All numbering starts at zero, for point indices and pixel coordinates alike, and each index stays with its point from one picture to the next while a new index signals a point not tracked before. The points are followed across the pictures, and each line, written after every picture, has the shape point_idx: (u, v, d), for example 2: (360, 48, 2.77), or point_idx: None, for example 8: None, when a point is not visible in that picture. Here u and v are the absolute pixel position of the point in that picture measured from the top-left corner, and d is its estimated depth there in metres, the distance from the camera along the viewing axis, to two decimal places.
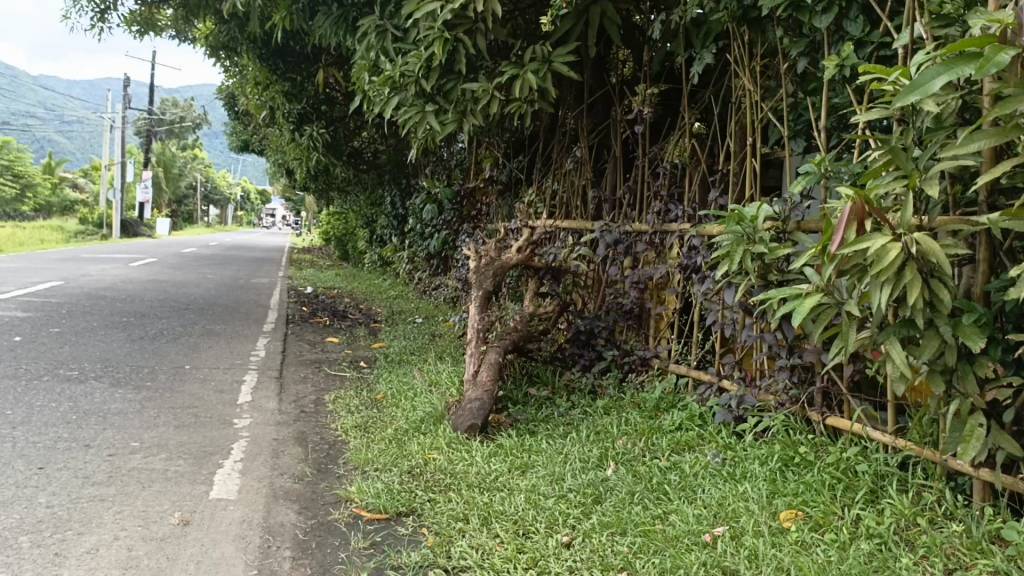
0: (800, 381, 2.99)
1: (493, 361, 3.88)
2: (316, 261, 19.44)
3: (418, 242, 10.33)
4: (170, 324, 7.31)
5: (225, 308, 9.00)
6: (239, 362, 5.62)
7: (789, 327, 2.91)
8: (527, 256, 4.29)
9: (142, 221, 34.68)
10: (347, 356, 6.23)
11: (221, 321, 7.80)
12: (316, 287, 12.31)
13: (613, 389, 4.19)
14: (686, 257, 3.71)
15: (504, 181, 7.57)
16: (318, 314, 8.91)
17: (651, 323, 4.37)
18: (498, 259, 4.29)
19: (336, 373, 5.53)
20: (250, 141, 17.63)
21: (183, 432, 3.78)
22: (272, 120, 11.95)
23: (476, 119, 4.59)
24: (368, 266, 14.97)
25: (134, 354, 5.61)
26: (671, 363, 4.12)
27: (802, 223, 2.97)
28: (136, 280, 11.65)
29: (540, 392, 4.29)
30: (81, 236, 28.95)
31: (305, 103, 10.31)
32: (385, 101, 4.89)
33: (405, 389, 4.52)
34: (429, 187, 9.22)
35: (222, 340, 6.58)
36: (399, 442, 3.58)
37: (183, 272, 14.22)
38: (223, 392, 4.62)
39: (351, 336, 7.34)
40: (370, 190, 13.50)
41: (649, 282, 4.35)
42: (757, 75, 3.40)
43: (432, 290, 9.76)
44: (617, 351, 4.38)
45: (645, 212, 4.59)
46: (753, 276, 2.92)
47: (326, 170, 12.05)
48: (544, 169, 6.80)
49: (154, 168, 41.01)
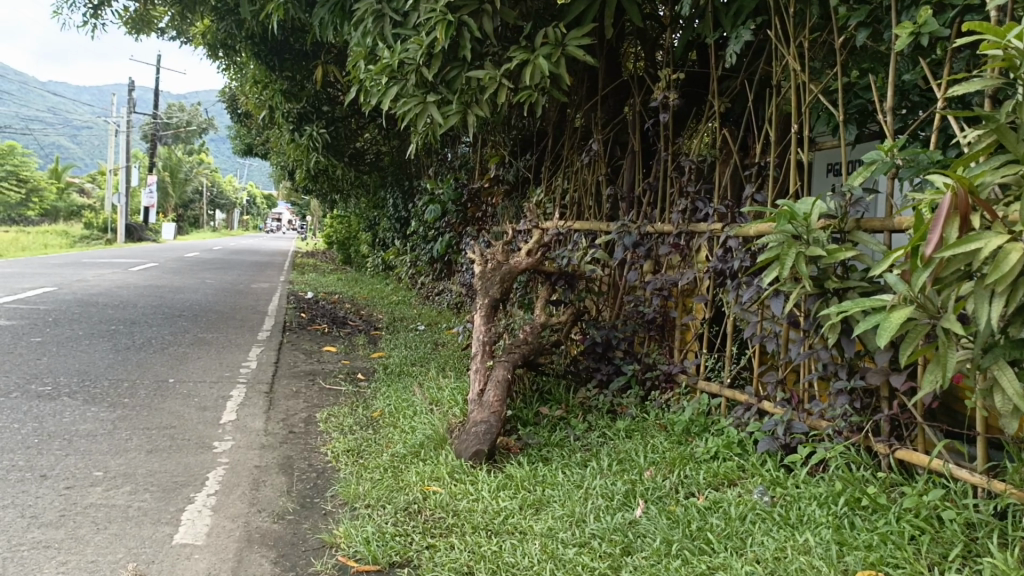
0: (861, 407, 2.59)
1: (501, 378, 3.46)
2: (318, 265, 19.09)
3: (421, 246, 9.93)
4: (160, 332, 6.91)
5: (221, 314, 8.60)
6: (227, 374, 5.22)
7: (851, 344, 2.52)
8: (538, 260, 3.88)
9: (146, 225, 34.42)
10: (344, 367, 5.83)
11: (214, 329, 7.40)
12: (317, 293, 11.94)
13: (635, 408, 3.77)
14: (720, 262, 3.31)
15: (511, 181, 7.19)
16: (317, 321, 8.52)
17: (676, 335, 3.95)
18: (504, 263, 3.89)
19: (331, 386, 5.13)
20: (252, 144, 17.31)
21: (154, 457, 3.37)
22: (271, 120, 11.56)
23: (482, 110, 4.19)
24: (370, 270, 14.60)
25: (114, 365, 5.21)
26: (701, 380, 3.67)
27: (864, 221, 2.57)
28: (132, 285, 11.26)
29: (553, 411, 3.87)
30: (85, 241, 28.63)
31: (305, 102, 9.94)
32: (383, 92, 4.48)
33: (404, 406, 4.12)
34: (432, 187, 8.83)
35: (211, 350, 6.18)
36: (395, 471, 3.17)
37: (182, 276, 13.84)
38: (205, 409, 4.21)
39: (350, 345, 6.94)
40: (372, 192, 13.12)
41: (674, 289, 3.91)
42: (804, 53, 3.01)
43: (435, 295, 9.37)
44: (638, 365, 3.96)
45: (668, 211, 4.17)
46: (807, 282, 2.52)
47: (327, 171, 11.68)
48: (553, 169, 6.43)
49: (159, 172, 40.77)
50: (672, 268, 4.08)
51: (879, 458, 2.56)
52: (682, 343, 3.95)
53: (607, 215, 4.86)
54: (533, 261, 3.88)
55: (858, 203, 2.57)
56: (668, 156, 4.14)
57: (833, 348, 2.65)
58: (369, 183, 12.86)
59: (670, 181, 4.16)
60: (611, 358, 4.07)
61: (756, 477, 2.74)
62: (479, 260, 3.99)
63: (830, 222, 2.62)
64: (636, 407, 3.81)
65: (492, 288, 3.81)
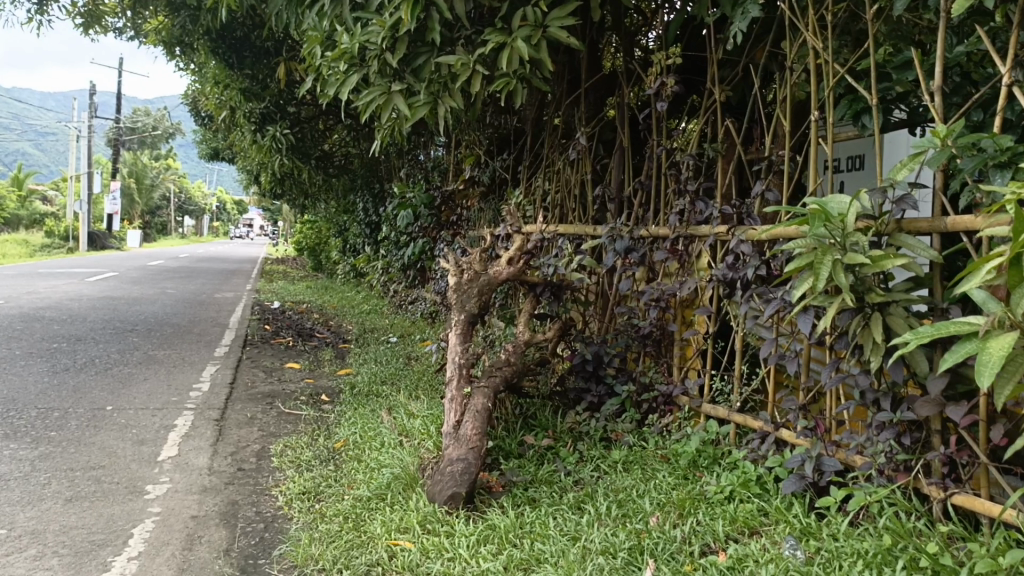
0: (910, 443, 2.23)
1: (483, 407, 3.02)
2: (287, 272, 18.47)
3: (392, 252, 9.45)
4: (106, 349, 6.35)
5: (177, 328, 8.02)
6: (174, 398, 4.69)
7: (897, 369, 2.16)
8: (519, 269, 3.44)
9: (110, 233, 33.41)
10: (307, 387, 5.35)
11: (168, 345, 6.86)
12: (284, 302, 11.39)
13: (632, 436, 3.36)
14: (728, 269, 2.93)
15: (487, 182, 6.76)
16: (282, 334, 7.99)
17: (675, 351, 3.55)
18: (483, 272, 3.44)
19: (290, 410, 4.64)
20: (218, 148, 16.69)
21: (73, 506, 2.87)
22: (233, 121, 11.00)
23: (453, 100, 3.76)
24: (341, 277, 14.06)
25: (45, 390, 4.66)
26: (706, 403, 3.28)
27: (908, 222, 2.20)
28: (85, 297, 10.60)
29: (539, 440, 3.43)
30: (45, 250, 27.59)
31: (268, 102, 9.40)
32: (342, 82, 4.02)
33: (371, 435, 3.66)
34: (403, 191, 8.35)
35: (160, 369, 5.63)
36: (358, 521, 2.72)
37: (142, 286, 13.17)
38: (142, 442, 3.69)
39: (315, 361, 6.45)
40: (341, 196, 12.60)
41: (672, 299, 3.52)
42: (826, 29, 2.62)
43: (408, 303, 8.89)
44: (633, 386, 3.56)
45: (663, 212, 3.77)
46: (847, 295, 2.15)
47: (293, 174, 11.15)
48: (532, 170, 6.03)
49: (123, 179, 39.67)
50: (669, 277, 3.69)
51: (932, 504, 2.21)
52: (680, 361, 3.53)
53: (592, 218, 4.45)
54: (516, 269, 3.45)
55: (902, 201, 2.17)
56: (662, 151, 3.74)
57: (874, 373, 2.28)
58: (337, 187, 12.33)
59: (666, 178, 3.75)
60: (602, 378, 3.67)
61: (783, 525, 2.37)
62: (454, 269, 3.53)
63: (868, 223, 2.26)
64: (632, 437, 3.41)
65: (469, 301, 3.36)
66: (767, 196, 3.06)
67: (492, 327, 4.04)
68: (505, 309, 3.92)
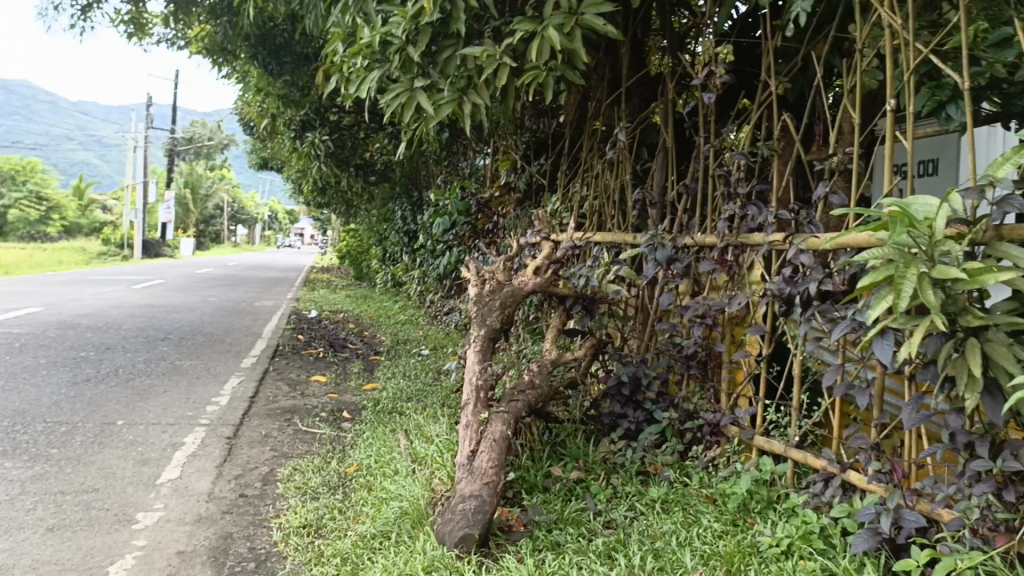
0: (1013, 499, 1.85)
1: (501, 436, 2.68)
2: (330, 281, 18.44)
3: (429, 262, 9.21)
4: (133, 358, 6.22)
5: (209, 337, 7.89)
6: (189, 413, 4.46)
7: (998, 410, 1.78)
8: (547, 282, 3.11)
9: (163, 241, 34.10)
10: (330, 402, 5.09)
11: (197, 354, 6.71)
12: (322, 311, 11.26)
13: (672, 471, 3.01)
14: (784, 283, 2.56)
15: (524, 189, 6.45)
16: (314, 345, 7.78)
17: (723, 375, 3.18)
18: (505, 283, 3.13)
19: (308, 428, 4.36)
20: (264, 157, 16.76)
21: (52, 535, 2.62)
22: (274, 129, 10.92)
23: (480, 97, 3.46)
24: (381, 287, 13.91)
25: (59, 401, 4.48)
26: (758, 435, 2.91)
27: (1010, 227, 1.82)
28: (126, 304, 10.59)
29: (568, 472, 3.09)
30: (101, 257, 28.19)
31: (307, 109, 9.25)
32: (364, 78, 3.75)
33: (385, 459, 3.37)
34: (439, 199, 8.10)
35: (181, 381, 5.44)
36: (359, 565, 2.42)
37: (185, 294, 13.19)
38: (144, 463, 3.45)
39: (343, 374, 6.21)
40: (381, 204, 12.43)
41: (720, 316, 3.15)
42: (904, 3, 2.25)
43: (444, 314, 8.63)
44: (675, 413, 3.21)
45: (711, 220, 3.41)
46: (936, 316, 1.77)
47: (333, 181, 11.01)
48: (571, 176, 5.70)
49: (177, 188, 40.54)
50: (717, 291, 3.32)
51: None
52: (729, 386, 3.15)
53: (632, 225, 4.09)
54: (543, 280, 3.13)
55: (1004, 202, 1.78)
56: (711, 151, 3.36)
57: (966, 412, 1.91)
58: (378, 195, 12.17)
59: (714, 180, 3.37)
60: (641, 403, 3.33)
61: None
62: (474, 279, 3.22)
63: (958, 230, 1.87)
64: (674, 471, 3.05)
65: (490, 314, 3.04)
66: (831, 199, 2.68)
67: (519, 342, 3.71)
68: (534, 324, 3.59)
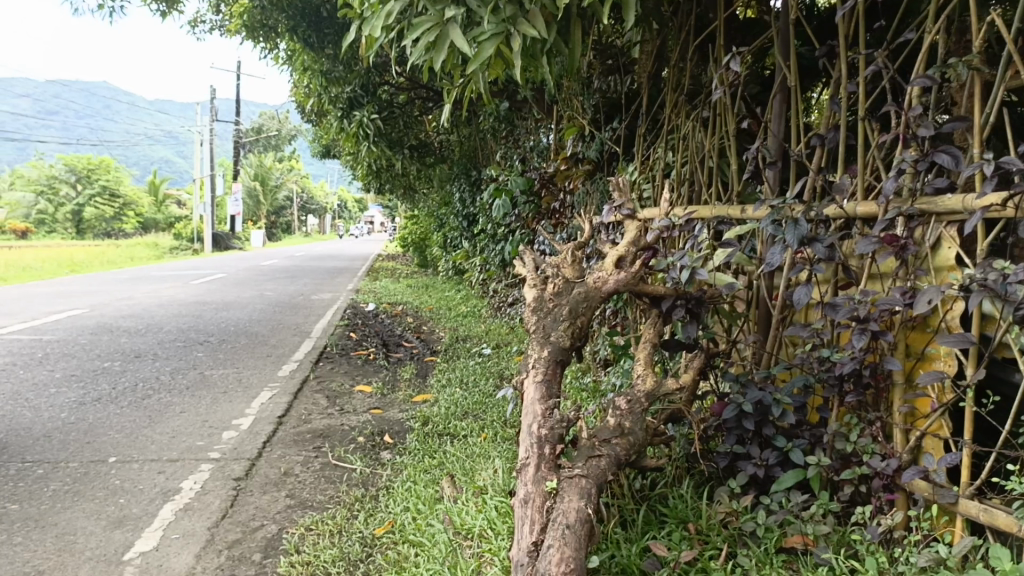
0: None
1: (579, 522, 1.73)
2: (395, 269, 17.83)
3: (491, 247, 8.37)
4: (159, 370, 5.64)
5: (253, 339, 7.28)
6: (199, 445, 3.78)
7: None
8: (634, 276, 2.19)
9: (233, 233, 34.38)
10: (373, 421, 4.31)
11: (234, 362, 6.07)
12: (380, 302, 10.59)
13: (830, 549, 2.04)
14: None
15: (594, 159, 5.48)
16: (365, 344, 7.06)
17: (897, 402, 2.18)
18: (575, 280, 2.23)
19: (338, 461, 3.57)
20: (322, 143, 16.16)
21: None
22: (324, 110, 10.25)
23: (533, 29, 2.57)
24: (443, 274, 13.17)
25: (51, 433, 3.90)
26: (967, 499, 1.92)
27: None
28: (177, 301, 10.24)
29: (674, 547, 2.15)
30: (172, 251, 28.55)
31: (355, 85, 8.38)
32: (384, 13, 2.91)
33: (418, 523, 2.54)
34: (499, 175, 7.20)
35: (203, 399, 4.78)
36: None
37: (241, 288, 12.78)
38: (118, 526, 2.75)
39: (393, 381, 5.43)
40: (440, 185, 11.62)
41: (892, 318, 2.17)
42: None
43: (508, 305, 7.79)
44: (825, 456, 2.24)
45: (866, 178, 2.41)
46: None
47: (387, 164, 10.25)
48: (652, 141, 4.71)
49: (246, 180, 40.89)
50: (879, 281, 2.32)
51: None
52: (904, 421, 2.15)
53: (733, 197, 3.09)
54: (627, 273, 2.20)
55: None
56: (866, 80, 2.36)
57: None
58: (436, 176, 11.36)
59: (861, 124, 2.36)
60: (771, 440, 2.39)
61: None
62: (532, 275, 2.32)
63: None
64: (834, 549, 2.08)
65: (554, 326, 2.13)
66: None
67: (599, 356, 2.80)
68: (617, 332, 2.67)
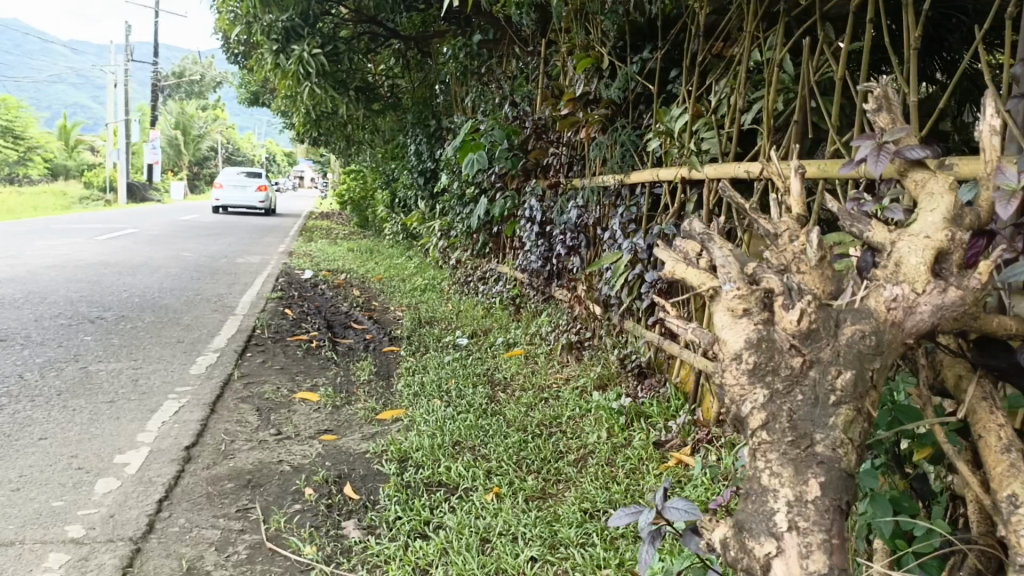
0: None
1: None
2: (332, 228, 16.20)
3: (456, 208, 7.07)
4: (25, 364, 4.20)
5: (164, 315, 5.82)
6: (54, 510, 2.45)
7: None
8: (979, 295, 1.03)
9: (150, 183, 31.65)
10: (322, 456, 3.03)
11: (132, 351, 4.65)
12: (318, 269, 9.12)
13: None
14: None
15: (612, 102, 4.22)
16: (305, 324, 5.72)
17: None
18: (835, 306, 1.06)
19: (276, 542, 2.29)
20: (253, 89, 14.32)
21: None
22: (252, 43, 8.58)
23: None
24: (389, 237, 11.73)
25: None
26: None
27: None
28: (75, 261, 8.58)
29: None
30: (84, 201, 25.74)
31: (293, 11, 6.83)
32: None
33: None
34: (472, 122, 5.88)
35: (79, 415, 3.41)
36: None
37: (155, 247, 11.10)
38: None
39: (346, 383, 4.14)
40: (389, 136, 10.10)
41: None
42: None
43: (477, 279, 6.54)
44: None
45: None
46: None
47: (328, 109, 8.70)
48: (710, 77, 3.46)
49: (167, 129, 37.95)
50: None
51: None
52: None
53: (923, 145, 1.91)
54: (964, 293, 1.03)
55: None
56: None
57: None
58: (383, 125, 9.84)
59: None
60: None
61: None
62: (735, 281, 1.10)
63: None
64: None
65: (819, 421, 1.00)
66: None
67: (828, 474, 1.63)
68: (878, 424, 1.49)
